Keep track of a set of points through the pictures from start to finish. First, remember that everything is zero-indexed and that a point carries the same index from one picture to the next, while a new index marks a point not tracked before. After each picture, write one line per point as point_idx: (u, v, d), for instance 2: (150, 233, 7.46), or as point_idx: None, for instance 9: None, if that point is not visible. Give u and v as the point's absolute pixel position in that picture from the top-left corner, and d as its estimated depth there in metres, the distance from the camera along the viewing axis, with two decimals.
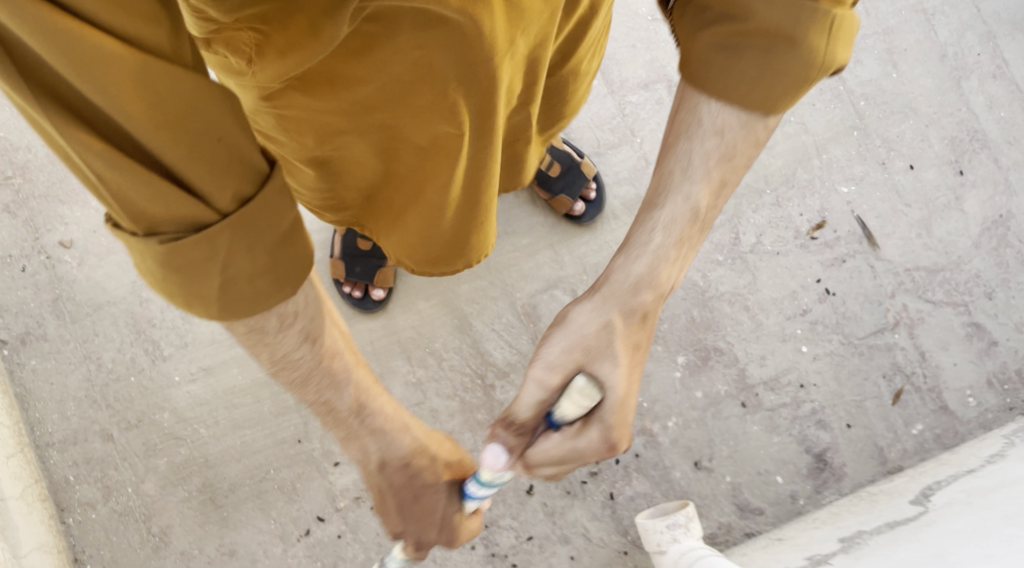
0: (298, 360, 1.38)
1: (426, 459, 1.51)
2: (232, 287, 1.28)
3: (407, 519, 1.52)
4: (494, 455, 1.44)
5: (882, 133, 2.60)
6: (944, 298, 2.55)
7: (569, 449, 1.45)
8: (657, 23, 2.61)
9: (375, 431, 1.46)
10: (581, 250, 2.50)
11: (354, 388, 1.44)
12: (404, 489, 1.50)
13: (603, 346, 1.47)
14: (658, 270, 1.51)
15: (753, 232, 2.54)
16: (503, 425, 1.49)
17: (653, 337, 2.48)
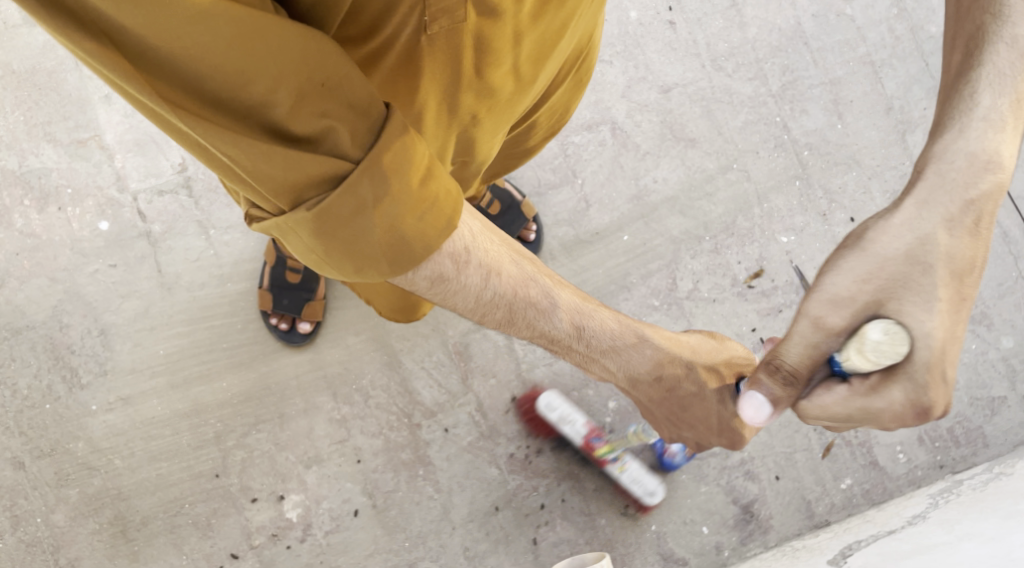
0: (492, 299, 1.35)
1: (677, 369, 1.54)
2: (397, 235, 1.23)
3: (678, 426, 1.62)
4: (761, 406, 1.45)
5: (825, 183, 2.58)
6: None
7: (859, 407, 1.42)
8: (604, 65, 2.60)
9: (606, 350, 1.49)
10: None
11: (562, 311, 1.42)
12: (666, 402, 1.58)
13: (918, 277, 1.38)
14: (984, 180, 1.39)
15: (690, 278, 2.51)
16: (769, 373, 1.46)
17: (586, 381, 2.43)
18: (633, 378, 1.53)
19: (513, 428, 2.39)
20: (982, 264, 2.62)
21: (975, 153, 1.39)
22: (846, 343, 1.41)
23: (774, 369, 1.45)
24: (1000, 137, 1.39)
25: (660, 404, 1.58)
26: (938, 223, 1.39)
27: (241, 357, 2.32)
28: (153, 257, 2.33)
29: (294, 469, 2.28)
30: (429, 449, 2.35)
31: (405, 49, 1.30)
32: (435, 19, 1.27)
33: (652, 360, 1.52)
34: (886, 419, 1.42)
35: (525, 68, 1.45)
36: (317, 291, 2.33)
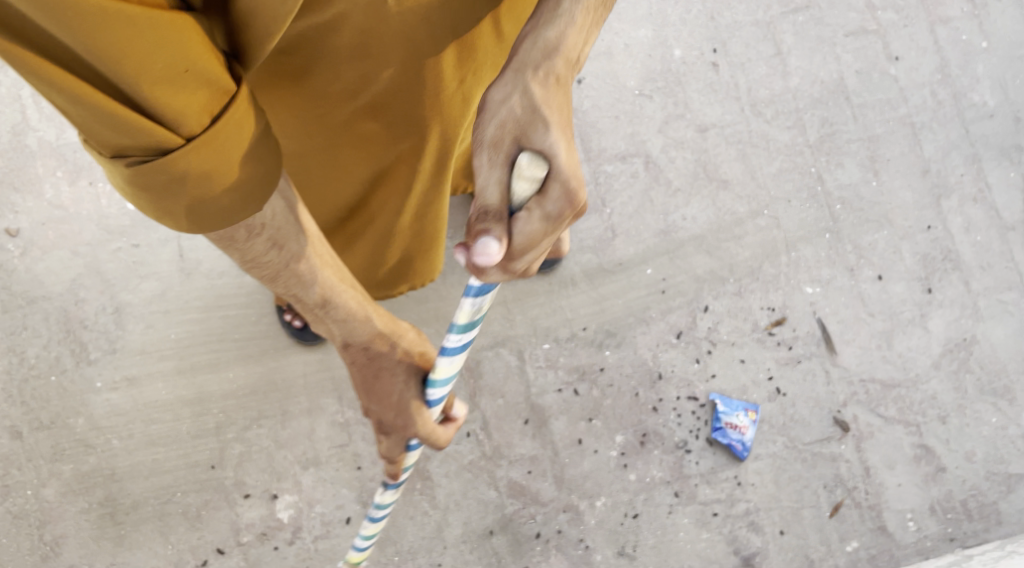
0: (267, 263, 1.39)
1: (387, 341, 1.59)
2: (208, 201, 1.25)
3: (369, 399, 1.63)
4: (484, 243, 1.30)
5: (855, 239, 2.57)
6: (896, 414, 2.48)
7: (542, 219, 1.35)
8: (643, 98, 2.60)
9: (337, 321, 1.54)
10: (534, 311, 2.46)
11: (320, 284, 1.47)
12: (364, 368, 1.61)
13: (529, 117, 1.41)
14: (565, 35, 1.48)
15: (710, 319, 2.49)
16: (479, 220, 1.32)
17: (594, 411, 2.41)
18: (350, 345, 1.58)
19: (516, 452, 2.35)
20: (1008, 336, 2.57)
21: (550, 42, 1.47)
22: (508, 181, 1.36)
23: (481, 215, 1.32)
24: (570, 25, 1.49)
25: (357, 372, 1.61)
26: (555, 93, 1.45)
27: (250, 351, 2.30)
28: (176, 241, 2.33)
29: (290, 468, 2.24)
30: (429, 463, 2.31)
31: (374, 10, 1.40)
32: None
33: (370, 330, 1.57)
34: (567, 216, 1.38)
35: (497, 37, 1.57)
36: None
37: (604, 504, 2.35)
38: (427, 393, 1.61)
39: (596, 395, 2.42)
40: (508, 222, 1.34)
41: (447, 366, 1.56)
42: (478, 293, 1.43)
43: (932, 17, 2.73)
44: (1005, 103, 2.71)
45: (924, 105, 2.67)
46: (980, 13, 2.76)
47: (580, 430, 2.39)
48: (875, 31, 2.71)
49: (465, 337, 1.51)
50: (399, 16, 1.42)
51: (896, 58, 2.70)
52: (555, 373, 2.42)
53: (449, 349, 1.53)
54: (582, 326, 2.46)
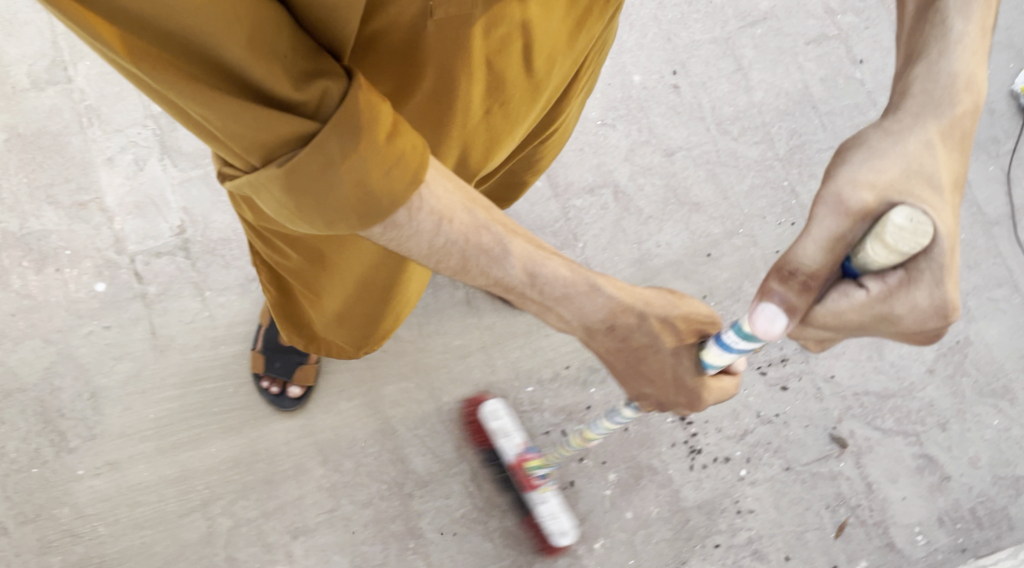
0: (445, 246, 1.34)
1: (627, 320, 1.50)
2: (331, 182, 1.21)
3: (637, 376, 1.59)
4: (766, 308, 1.23)
5: None
6: (894, 426, 2.43)
7: (875, 313, 1.22)
8: (607, 127, 2.56)
9: (553, 293, 1.46)
10: (514, 353, 2.42)
11: (515, 259, 1.40)
12: (620, 353, 1.55)
13: (915, 183, 1.22)
14: (912, 160, 1.24)
15: None
16: (780, 279, 1.24)
17: (585, 450, 2.36)
18: (588, 329, 1.51)
19: (508, 500, 2.31)
20: (1003, 334, 2.51)
21: (956, 73, 1.29)
22: (861, 239, 1.21)
23: (796, 273, 1.23)
24: (975, 57, 1.30)
25: (611, 351, 1.55)
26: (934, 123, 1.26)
27: (231, 423, 2.27)
28: (147, 319, 2.31)
29: (280, 539, 2.22)
30: (420, 521, 2.27)
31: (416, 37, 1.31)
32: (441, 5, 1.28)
33: (603, 309, 1.49)
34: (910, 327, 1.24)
35: (535, 68, 1.47)
36: (311, 355, 2.28)
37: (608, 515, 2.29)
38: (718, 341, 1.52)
39: (585, 434, 2.37)
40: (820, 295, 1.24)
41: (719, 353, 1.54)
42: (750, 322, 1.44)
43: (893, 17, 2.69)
44: None
45: None
46: None
47: (571, 471, 2.34)
48: (836, 37, 2.66)
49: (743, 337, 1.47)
50: (434, 48, 1.33)
51: (861, 62, 2.65)
52: (541, 415, 2.38)
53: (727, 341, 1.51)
54: (565, 365, 2.42)
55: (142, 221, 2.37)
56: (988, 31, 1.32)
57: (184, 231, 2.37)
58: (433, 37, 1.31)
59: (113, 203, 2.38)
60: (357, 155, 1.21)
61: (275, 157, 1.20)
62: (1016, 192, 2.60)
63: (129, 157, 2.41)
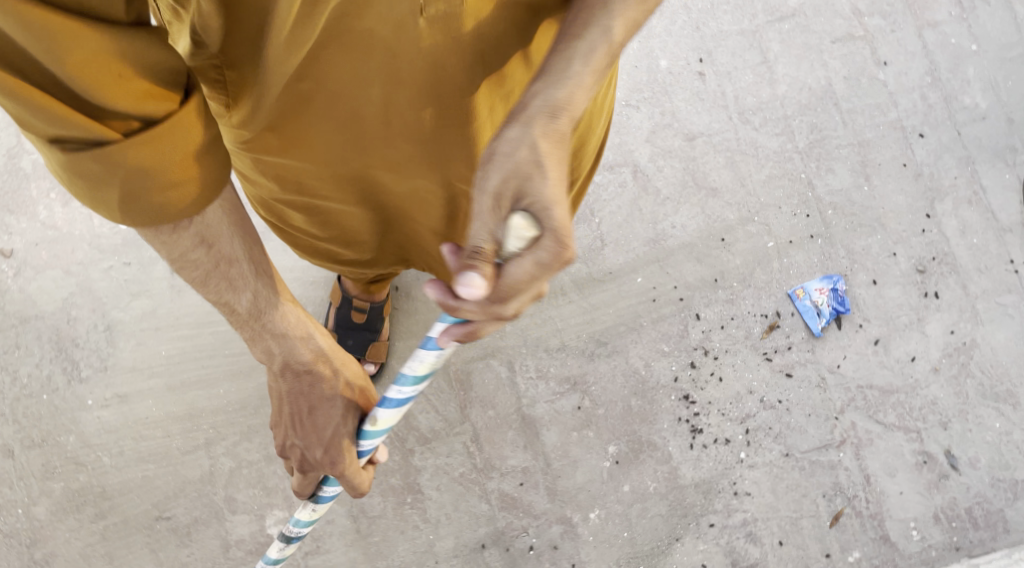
0: (194, 260, 1.33)
1: (326, 370, 1.54)
2: (136, 201, 1.24)
3: (297, 432, 1.56)
4: (465, 277, 1.20)
5: (847, 244, 2.55)
6: (896, 421, 2.44)
7: (536, 268, 1.22)
8: (630, 109, 2.60)
9: (276, 336, 1.47)
10: (524, 322, 2.44)
11: (254, 295, 1.42)
12: (301, 397, 1.54)
13: (532, 162, 1.25)
14: (534, 173, 1.24)
15: (702, 327, 2.47)
16: (463, 261, 1.21)
17: (587, 421, 2.38)
18: (289, 365, 1.52)
19: (507, 464, 2.33)
20: (1009, 339, 2.52)
21: (550, 100, 1.28)
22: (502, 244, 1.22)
23: (467, 253, 1.21)
24: (571, 61, 1.30)
25: (291, 398, 1.54)
26: (545, 134, 1.27)
27: (241, 366, 2.30)
28: (166, 259, 2.35)
29: (280, 484, 2.23)
30: (419, 477, 2.29)
31: (404, 31, 1.27)
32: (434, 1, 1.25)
33: (309, 353, 1.51)
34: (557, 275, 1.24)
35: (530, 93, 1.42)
36: (381, 333, 2.33)
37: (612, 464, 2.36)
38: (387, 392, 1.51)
39: (588, 406, 2.39)
40: (499, 270, 1.22)
41: (385, 417, 1.53)
42: (435, 348, 1.42)
43: (920, 22, 2.73)
44: (997, 105, 2.69)
45: (914, 109, 2.66)
46: (968, 16, 2.75)
47: (571, 440, 2.36)
48: (862, 37, 2.70)
49: (409, 390, 1.49)
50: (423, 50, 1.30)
51: (884, 63, 2.69)
52: (546, 384, 2.40)
53: (390, 399, 1.51)
54: (573, 337, 2.44)
55: None
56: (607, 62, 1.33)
57: None
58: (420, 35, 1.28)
59: None
60: (175, 170, 1.24)
61: (64, 142, 1.18)
62: None
63: None
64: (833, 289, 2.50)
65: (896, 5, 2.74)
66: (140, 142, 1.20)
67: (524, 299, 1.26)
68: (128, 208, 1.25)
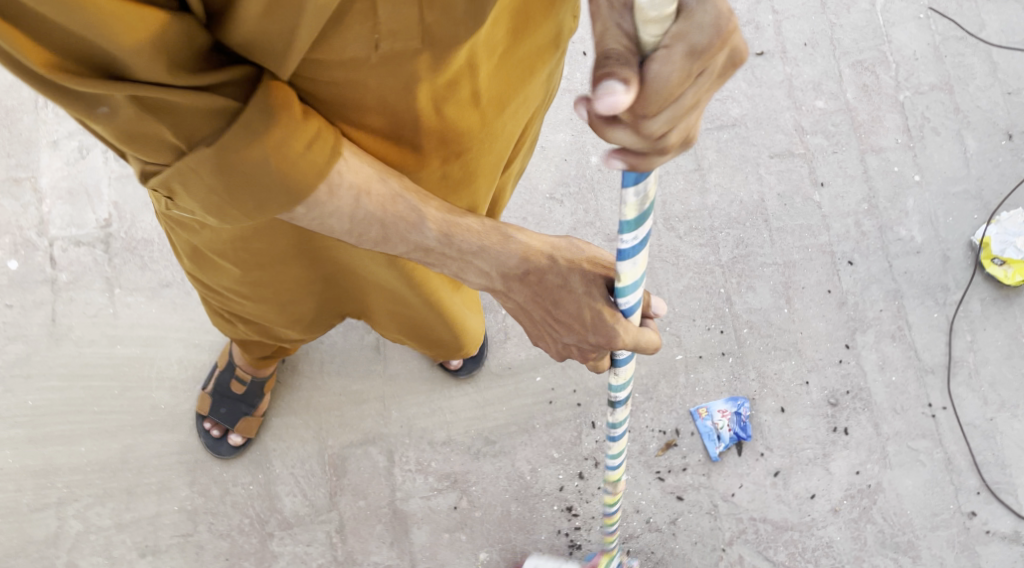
0: (368, 217, 1.28)
1: (541, 262, 1.39)
2: (295, 178, 1.19)
3: (556, 329, 1.46)
4: (603, 84, 1.06)
5: (759, 366, 2.45)
6: (786, 560, 2.32)
7: (686, 56, 1.09)
8: (553, 202, 2.55)
9: (466, 252, 1.38)
10: (411, 410, 2.35)
11: (432, 222, 1.34)
12: (530, 294, 1.42)
13: None
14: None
15: (596, 436, 2.38)
16: (599, 66, 1.09)
17: (461, 523, 2.28)
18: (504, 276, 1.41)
19: (370, 560, 2.22)
20: (917, 487, 2.40)
21: None
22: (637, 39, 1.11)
23: (603, 60, 1.09)
24: None
25: (529, 299, 1.43)
26: None
27: (108, 425, 2.23)
28: (50, 305, 2.30)
29: (127, 554, 2.14)
30: (275, 563, 2.19)
31: (355, 62, 1.19)
32: (386, 40, 1.17)
33: (519, 252, 1.39)
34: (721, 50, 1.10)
35: (492, 107, 1.39)
36: (258, 408, 2.22)
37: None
38: (612, 292, 1.41)
39: (465, 506, 2.29)
40: (640, 70, 1.10)
41: (630, 270, 1.36)
42: (636, 180, 1.26)
43: (863, 146, 2.66)
44: (934, 240, 2.60)
45: (846, 235, 2.58)
46: (915, 145, 2.68)
47: (442, 541, 2.26)
48: (802, 155, 2.63)
49: (640, 233, 1.33)
50: (377, 83, 1.24)
51: (822, 183, 2.61)
52: (424, 479, 2.30)
53: (626, 250, 1.34)
54: (460, 431, 2.35)
55: (70, 208, 2.38)
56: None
57: (109, 225, 2.38)
58: (377, 69, 1.21)
59: (46, 186, 2.39)
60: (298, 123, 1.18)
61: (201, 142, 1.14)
62: (957, 343, 2.51)
63: (74, 144, 2.43)
64: (736, 412, 2.39)
65: (841, 126, 2.67)
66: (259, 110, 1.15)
67: (680, 98, 1.12)
68: (282, 185, 1.19)
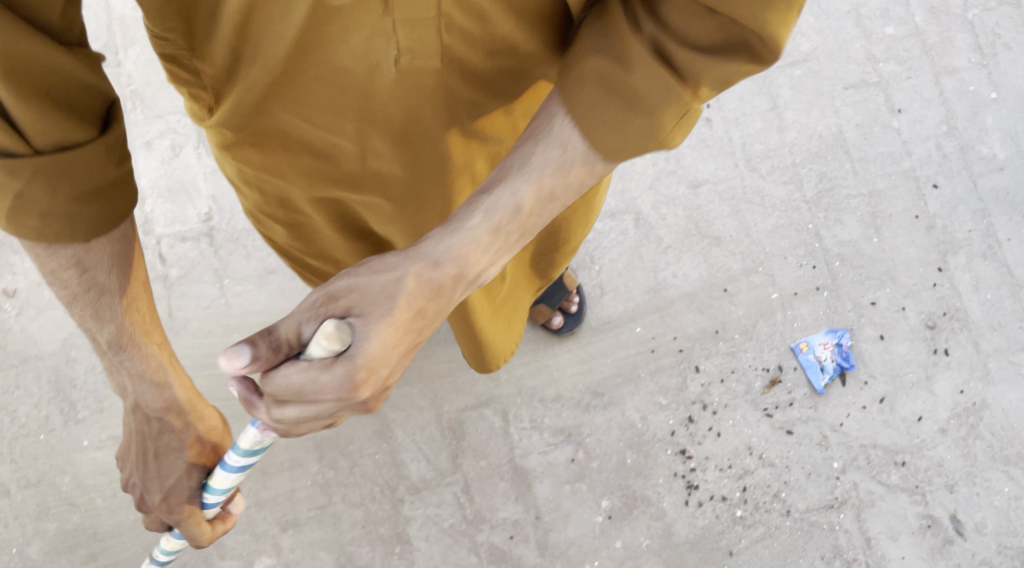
0: (66, 282, 1.25)
1: (184, 421, 1.43)
2: (20, 216, 1.17)
3: (143, 475, 1.45)
4: (233, 348, 1.14)
5: (854, 297, 2.49)
6: (899, 482, 2.37)
7: (307, 384, 1.16)
8: (635, 155, 2.58)
9: (133, 375, 1.37)
10: (520, 370, 2.42)
11: (116, 328, 1.32)
12: (150, 439, 1.43)
13: (381, 300, 1.17)
14: (467, 248, 1.21)
15: (702, 380, 2.43)
16: (264, 339, 1.16)
17: (580, 474, 2.35)
18: (139, 411, 1.41)
19: (498, 516, 2.31)
20: (1021, 400, 2.44)
21: (512, 204, 1.21)
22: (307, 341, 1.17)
23: (267, 331, 1.17)
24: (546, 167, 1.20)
25: (137, 435, 1.42)
26: (481, 226, 1.21)
27: (235, 410, 2.31)
28: (165, 301, 2.38)
29: (269, 530, 2.24)
30: (409, 527, 2.27)
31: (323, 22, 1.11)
32: (407, 55, 1.15)
33: (162, 401, 1.40)
34: (331, 403, 1.18)
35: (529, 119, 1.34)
36: None
37: (603, 517, 2.32)
38: (202, 497, 1.48)
39: (582, 458, 2.36)
40: (278, 363, 1.17)
41: (223, 480, 1.43)
42: (245, 454, 1.39)
43: (937, 68, 2.66)
44: (1015, 155, 2.61)
45: (928, 159, 2.59)
46: (988, 62, 2.68)
47: (564, 493, 2.33)
48: (876, 84, 2.64)
49: (245, 461, 1.40)
50: (399, 94, 1.20)
51: (899, 110, 2.63)
52: (540, 435, 2.37)
53: (228, 467, 1.41)
54: (569, 387, 2.42)
55: (171, 206, 2.45)
56: (507, 235, 1.24)
57: (210, 219, 2.45)
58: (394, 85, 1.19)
59: (144, 186, 2.46)
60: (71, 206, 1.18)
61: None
62: None
63: (166, 142, 2.49)
64: (837, 344, 2.44)
65: (913, 50, 2.68)
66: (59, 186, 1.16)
67: (291, 412, 1.20)
68: None
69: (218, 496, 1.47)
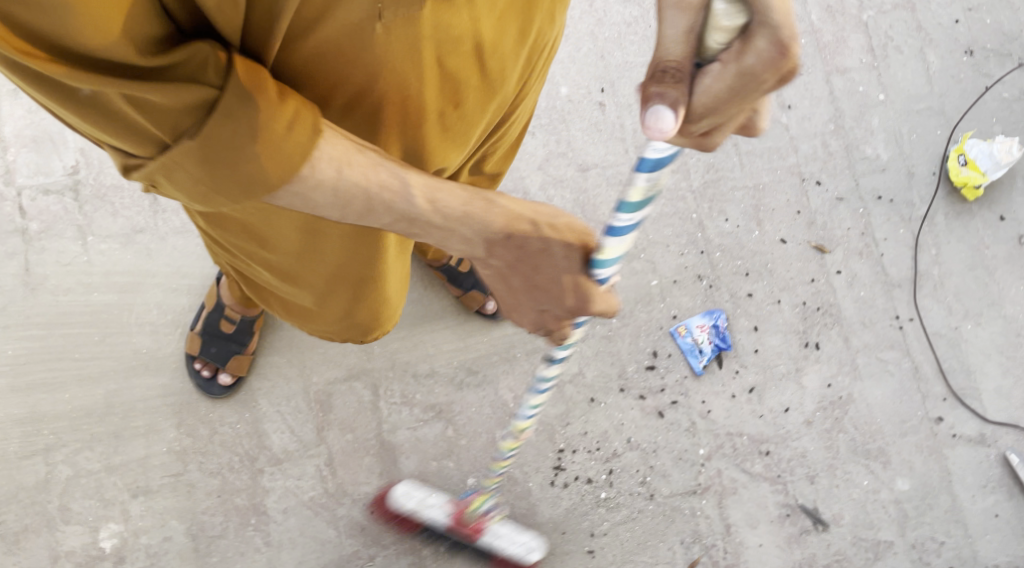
0: (348, 190, 1.27)
1: (524, 228, 1.39)
2: (244, 164, 1.18)
3: (534, 297, 1.46)
4: (656, 109, 1.21)
5: (732, 287, 2.51)
6: (762, 471, 2.40)
7: (735, 77, 1.21)
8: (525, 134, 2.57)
9: (451, 215, 1.37)
10: (393, 344, 2.39)
11: (415, 186, 1.33)
12: (521, 261, 1.42)
13: None
14: (675, 30, 1.25)
15: (576, 362, 2.43)
16: (655, 81, 1.23)
17: (448, 451, 2.33)
18: (712, 101, 1.23)
19: (360, 490, 2.26)
20: (887, 396, 2.48)
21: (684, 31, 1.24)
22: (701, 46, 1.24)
23: (660, 74, 1.23)
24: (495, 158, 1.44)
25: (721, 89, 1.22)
26: None
27: (90, 371, 2.24)
28: (23, 255, 2.29)
29: (119, 496, 2.17)
30: (266, 498, 2.22)
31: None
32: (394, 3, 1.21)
33: (500, 218, 1.38)
34: (771, 85, 1.22)
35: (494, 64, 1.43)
36: (249, 346, 2.25)
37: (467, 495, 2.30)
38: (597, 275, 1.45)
39: (451, 435, 2.34)
40: (689, 82, 1.23)
41: (616, 245, 1.40)
42: (652, 168, 1.33)
43: (829, 67, 2.70)
44: (898, 157, 2.65)
45: (814, 156, 2.63)
46: (879, 64, 2.72)
47: (430, 470, 2.31)
48: None
49: (635, 214, 1.39)
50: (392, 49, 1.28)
51: (789, 106, 2.65)
52: (410, 410, 2.34)
53: (618, 227, 1.39)
54: (442, 363, 2.39)
55: (36, 156, 2.36)
56: None
57: (76, 173, 2.36)
58: (385, 36, 1.25)
59: (8, 133, 2.37)
60: (273, 105, 1.17)
61: (185, 132, 1.15)
62: (922, 258, 2.58)
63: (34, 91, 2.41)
64: (714, 325, 2.46)
65: (806, 48, 2.71)
66: (237, 91, 1.14)
67: (712, 119, 1.26)
68: (238, 189, 1.20)
69: (610, 267, 1.44)
